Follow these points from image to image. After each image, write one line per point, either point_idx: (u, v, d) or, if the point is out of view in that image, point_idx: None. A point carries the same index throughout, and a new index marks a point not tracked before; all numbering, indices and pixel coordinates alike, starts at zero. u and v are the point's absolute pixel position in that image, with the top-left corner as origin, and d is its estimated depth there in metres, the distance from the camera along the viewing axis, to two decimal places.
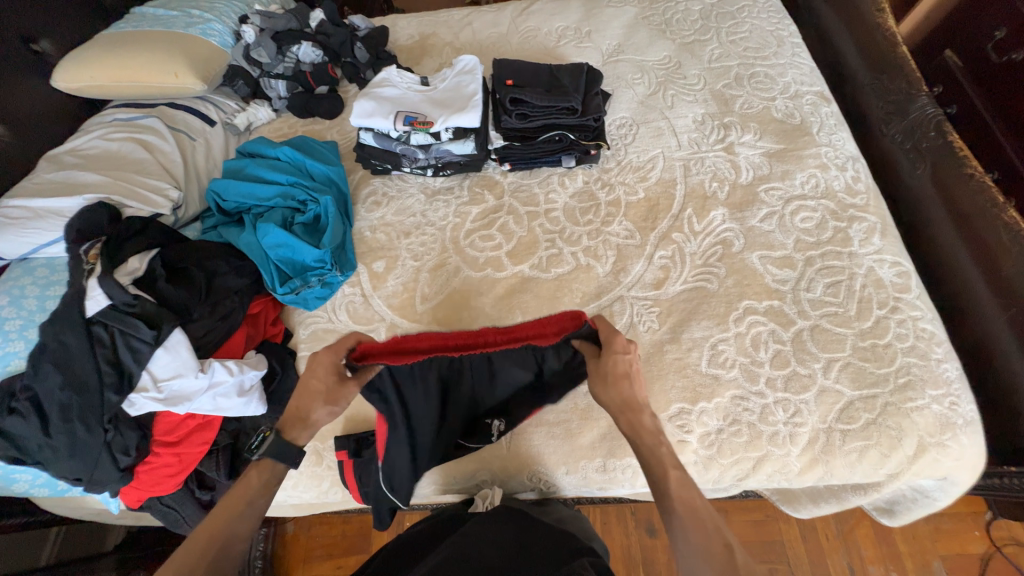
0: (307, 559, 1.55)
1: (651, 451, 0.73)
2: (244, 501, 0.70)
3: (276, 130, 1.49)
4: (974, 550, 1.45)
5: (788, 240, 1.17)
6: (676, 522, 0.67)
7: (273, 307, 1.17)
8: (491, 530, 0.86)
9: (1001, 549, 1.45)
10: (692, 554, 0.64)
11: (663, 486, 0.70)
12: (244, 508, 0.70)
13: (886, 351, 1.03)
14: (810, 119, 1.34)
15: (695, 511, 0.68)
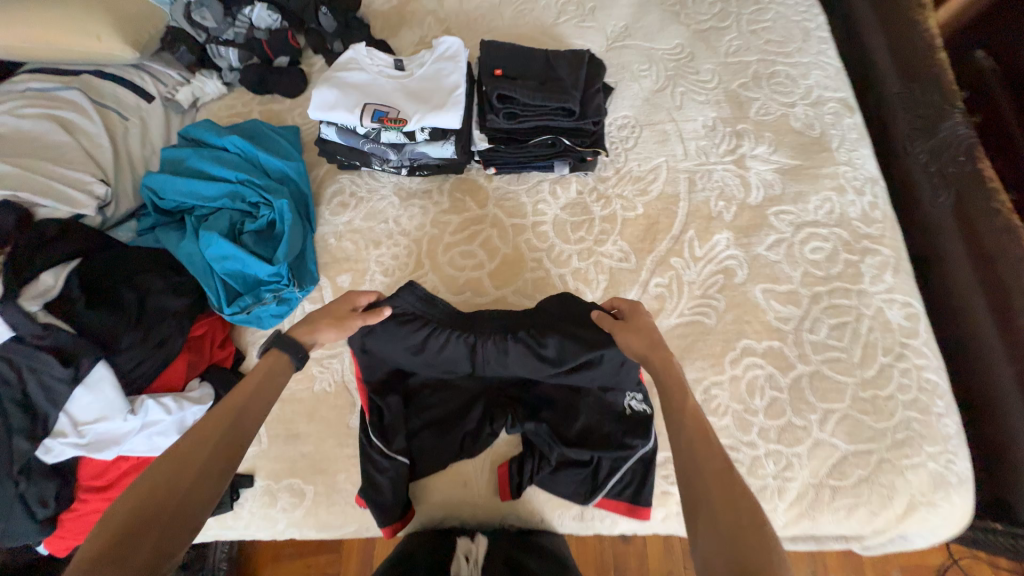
0: (275, 559, 1.44)
1: (669, 375, 0.74)
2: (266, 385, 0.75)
3: (228, 109, 1.30)
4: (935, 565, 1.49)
5: (795, 273, 1.07)
6: (684, 432, 0.66)
7: (221, 327, 1.04)
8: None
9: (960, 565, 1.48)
10: (693, 465, 0.63)
11: (678, 402, 0.70)
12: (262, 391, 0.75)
13: (887, 404, 0.96)
14: (830, 132, 1.21)
15: (707, 447, 0.64)
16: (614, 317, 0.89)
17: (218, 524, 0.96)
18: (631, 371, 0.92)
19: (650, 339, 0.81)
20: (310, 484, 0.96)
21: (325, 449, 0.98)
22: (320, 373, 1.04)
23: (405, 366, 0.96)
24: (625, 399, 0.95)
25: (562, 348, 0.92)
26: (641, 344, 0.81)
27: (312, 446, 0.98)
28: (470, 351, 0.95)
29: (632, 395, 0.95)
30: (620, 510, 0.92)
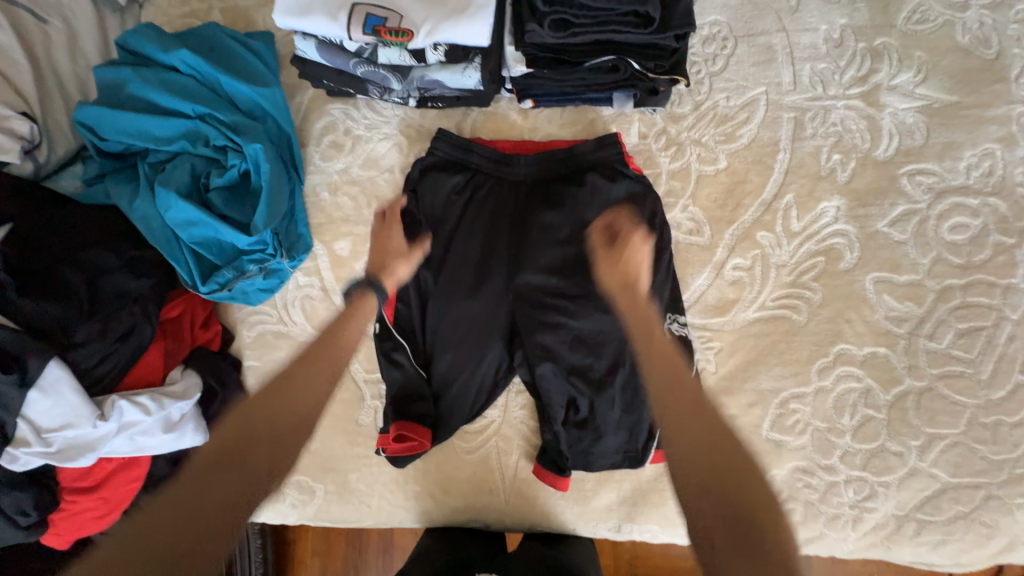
0: None
1: (628, 263, 0.70)
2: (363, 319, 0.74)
3: (177, 5, 0.98)
4: None
5: (923, 260, 0.82)
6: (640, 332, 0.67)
7: (200, 305, 0.86)
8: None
9: None
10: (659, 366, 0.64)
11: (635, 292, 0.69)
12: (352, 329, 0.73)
13: (1012, 434, 0.78)
14: (1012, 49, 0.85)
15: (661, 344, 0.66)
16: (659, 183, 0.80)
17: None
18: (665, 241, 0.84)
19: (622, 278, 0.69)
20: (320, 483, 0.87)
21: (332, 447, 0.87)
22: None
23: (435, 221, 0.87)
24: (665, 324, 0.82)
25: (598, 188, 0.85)
26: (616, 277, 0.70)
27: (319, 442, 0.87)
28: (507, 200, 0.87)
29: (674, 319, 0.82)
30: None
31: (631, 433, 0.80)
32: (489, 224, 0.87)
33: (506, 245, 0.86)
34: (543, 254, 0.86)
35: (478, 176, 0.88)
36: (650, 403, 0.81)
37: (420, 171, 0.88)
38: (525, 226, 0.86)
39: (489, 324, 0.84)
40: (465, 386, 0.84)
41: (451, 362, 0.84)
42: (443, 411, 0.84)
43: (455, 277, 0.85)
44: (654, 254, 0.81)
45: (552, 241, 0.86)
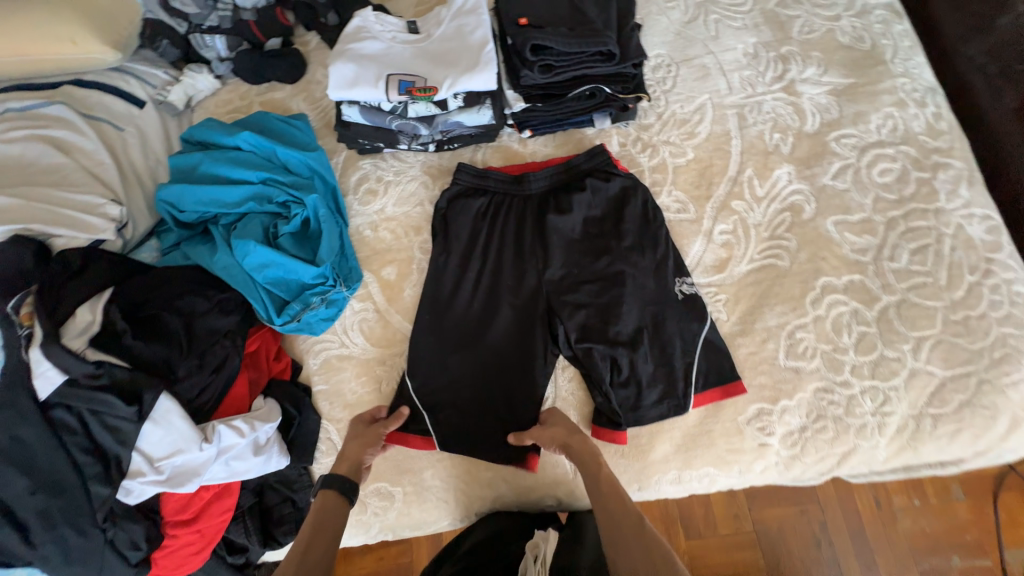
0: (347, 557, 1.31)
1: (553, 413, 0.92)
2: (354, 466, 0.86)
3: (226, 105, 1.20)
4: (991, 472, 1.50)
5: (866, 200, 1.01)
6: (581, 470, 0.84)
7: (272, 340, 0.98)
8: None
9: (1016, 470, 1.48)
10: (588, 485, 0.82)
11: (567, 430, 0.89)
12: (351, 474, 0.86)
13: (980, 324, 0.92)
14: (882, 42, 1.12)
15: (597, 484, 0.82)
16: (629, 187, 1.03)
17: None
18: (658, 220, 1.02)
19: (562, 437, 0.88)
20: (397, 485, 0.93)
21: (405, 449, 0.94)
22: (385, 373, 0.98)
23: (468, 240, 1.04)
24: (676, 286, 0.97)
25: (596, 191, 1.04)
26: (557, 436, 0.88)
27: (392, 446, 0.95)
28: (524, 213, 1.04)
29: (682, 281, 0.98)
30: (717, 397, 0.92)
31: (671, 381, 0.93)
32: (513, 235, 1.04)
33: (530, 250, 1.02)
34: (563, 253, 1.02)
35: (496, 198, 1.06)
36: (681, 354, 0.94)
37: (449, 201, 1.06)
38: (544, 232, 1.03)
39: (529, 318, 0.99)
40: (519, 373, 0.96)
41: (503, 355, 0.97)
42: (504, 396, 0.95)
43: (493, 284, 1.01)
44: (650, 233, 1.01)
45: (567, 241, 1.02)
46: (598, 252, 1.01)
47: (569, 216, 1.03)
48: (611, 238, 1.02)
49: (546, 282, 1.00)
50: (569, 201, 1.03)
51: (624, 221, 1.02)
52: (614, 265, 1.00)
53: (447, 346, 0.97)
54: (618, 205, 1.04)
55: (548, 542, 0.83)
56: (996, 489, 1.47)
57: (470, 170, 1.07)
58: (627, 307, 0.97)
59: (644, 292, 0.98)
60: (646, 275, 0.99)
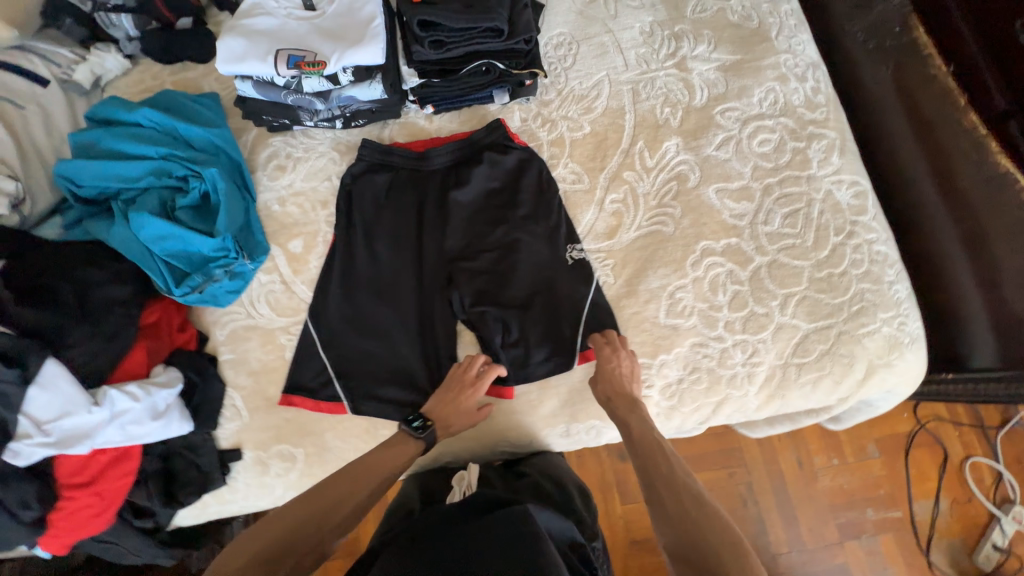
0: None
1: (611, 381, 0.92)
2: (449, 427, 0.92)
3: (136, 84, 1.20)
4: (903, 430, 1.55)
5: (745, 168, 1.07)
6: (632, 419, 0.89)
7: (176, 312, 1.01)
8: (450, 509, 0.77)
9: (925, 427, 1.55)
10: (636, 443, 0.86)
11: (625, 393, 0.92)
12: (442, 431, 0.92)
13: (842, 280, 1.00)
14: (768, 20, 1.18)
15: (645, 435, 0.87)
16: (522, 162, 1.08)
17: (217, 499, 0.98)
18: (552, 191, 1.07)
19: (606, 394, 0.92)
20: (299, 447, 0.97)
21: (307, 413, 0.98)
22: (289, 342, 1.02)
23: (373, 213, 1.07)
24: (567, 252, 1.03)
25: (498, 164, 1.08)
26: (601, 395, 0.93)
27: (293, 411, 0.98)
28: (427, 185, 1.08)
29: (572, 247, 1.03)
30: None
31: (555, 341, 0.98)
32: (415, 207, 1.07)
33: (431, 222, 1.06)
34: (462, 222, 1.06)
35: (401, 172, 1.09)
36: (568, 314, 0.99)
37: (353, 176, 1.09)
38: (445, 205, 1.07)
39: (426, 284, 1.03)
40: (417, 338, 1.00)
41: (401, 320, 1.01)
42: (403, 359, 0.99)
43: (392, 253, 1.05)
44: (543, 203, 1.06)
45: (467, 212, 1.06)
46: (495, 221, 1.06)
47: (468, 188, 1.07)
48: (507, 208, 1.06)
49: (443, 249, 1.04)
50: (471, 173, 1.07)
51: (520, 191, 1.07)
52: (509, 235, 1.04)
53: (348, 313, 1.02)
54: (516, 177, 1.08)
55: (470, 474, 0.96)
56: (907, 446, 1.53)
57: (374, 146, 1.09)
58: (520, 272, 1.02)
59: (537, 258, 1.03)
60: (540, 243, 1.04)
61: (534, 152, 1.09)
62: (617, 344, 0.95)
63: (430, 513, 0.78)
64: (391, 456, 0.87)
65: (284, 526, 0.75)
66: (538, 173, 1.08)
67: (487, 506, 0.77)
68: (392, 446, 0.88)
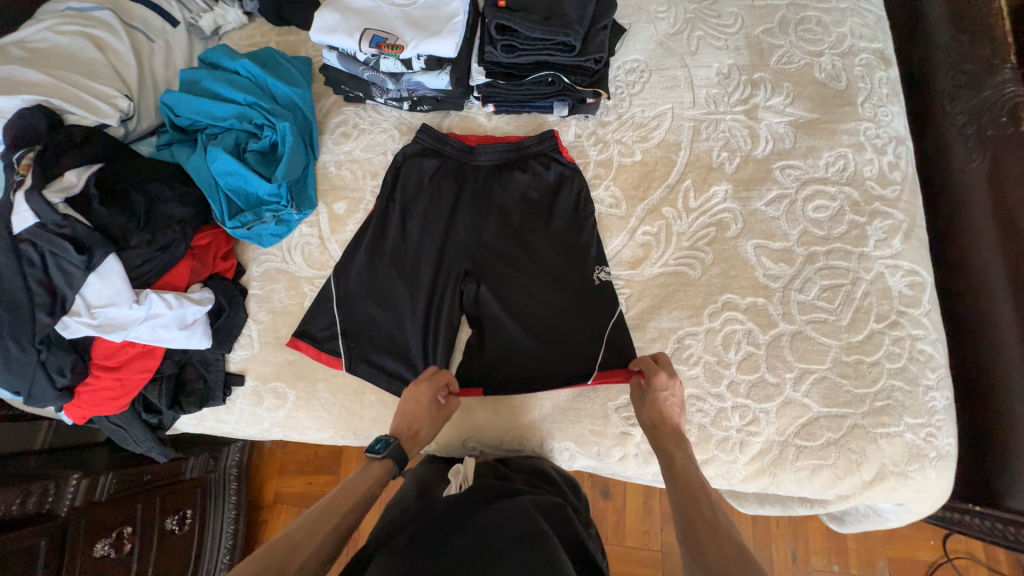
0: (281, 472, 1.58)
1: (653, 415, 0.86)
2: (352, 504, 0.78)
3: (247, 38, 1.35)
4: (924, 557, 1.37)
5: (792, 231, 1.02)
6: (678, 453, 0.80)
7: (224, 241, 1.12)
8: (446, 505, 0.77)
9: (952, 561, 1.36)
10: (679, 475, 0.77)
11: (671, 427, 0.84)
12: (346, 510, 0.77)
13: (870, 371, 0.92)
14: (858, 84, 1.12)
15: (688, 470, 0.77)
16: (562, 176, 1.10)
17: (214, 416, 1.08)
18: (588, 210, 1.08)
19: (652, 422, 0.86)
20: (292, 389, 1.04)
21: (308, 360, 1.06)
22: (311, 292, 1.10)
23: (415, 194, 1.13)
24: (594, 271, 1.03)
25: (542, 174, 1.11)
26: (646, 421, 0.87)
27: (297, 354, 1.06)
28: (471, 179, 1.13)
29: (601, 268, 1.03)
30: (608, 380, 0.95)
31: (549, 356, 0.99)
32: (453, 198, 1.12)
33: (464, 214, 1.10)
34: (494, 221, 1.09)
35: (449, 161, 1.14)
36: (568, 333, 1.00)
37: (406, 155, 1.15)
38: (482, 202, 1.11)
39: (445, 270, 1.07)
40: (421, 318, 1.04)
41: (414, 297, 1.06)
42: (405, 334, 1.04)
43: (422, 235, 1.10)
44: (576, 222, 1.07)
45: (501, 213, 1.10)
46: (524, 227, 1.08)
47: (506, 191, 1.11)
48: (539, 218, 1.09)
49: (470, 242, 1.08)
50: (512, 178, 1.11)
51: (556, 205, 1.09)
52: (533, 244, 1.06)
53: (367, 279, 1.08)
54: (555, 190, 1.10)
55: (468, 467, 0.92)
56: None
57: (430, 132, 1.15)
58: (536, 281, 1.04)
59: (553, 273, 1.04)
60: (559, 258, 1.05)
61: (578, 169, 1.11)
62: (663, 369, 0.89)
63: (426, 509, 0.77)
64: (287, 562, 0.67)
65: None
66: (575, 187, 1.09)
67: (485, 500, 0.78)
68: (279, 543, 0.69)
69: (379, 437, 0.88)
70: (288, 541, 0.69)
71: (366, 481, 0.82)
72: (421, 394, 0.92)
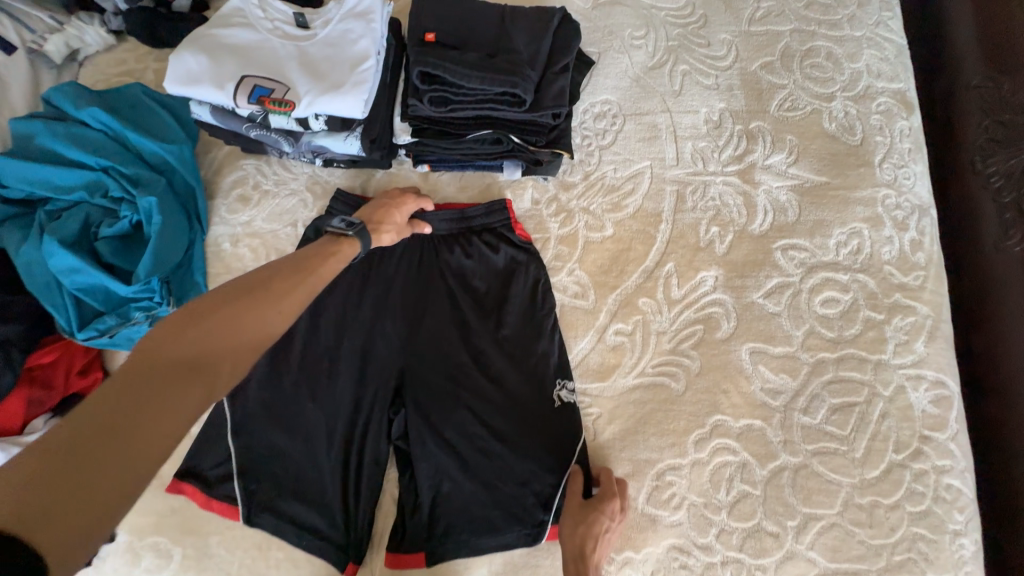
0: None
1: (576, 546, 0.74)
2: (294, 290, 0.67)
3: (115, 65, 1.06)
4: None
5: (796, 332, 0.83)
6: None
7: (81, 353, 0.87)
8: None
9: None
10: None
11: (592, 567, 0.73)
12: (279, 301, 0.65)
13: (887, 517, 0.76)
14: (874, 138, 0.91)
15: None
16: (514, 259, 0.88)
17: None
18: (546, 303, 0.86)
19: (579, 549, 0.74)
20: (178, 545, 0.83)
21: (199, 507, 0.85)
22: None
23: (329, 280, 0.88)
24: (554, 389, 0.82)
25: (487, 256, 0.88)
26: (571, 548, 0.75)
27: (183, 500, 0.85)
28: (399, 263, 0.88)
29: (562, 384, 0.82)
30: None
31: (495, 503, 0.80)
32: (376, 287, 0.87)
33: (391, 310, 0.87)
34: (430, 317, 0.86)
35: None
36: (518, 473, 0.80)
37: (318, 226, 0.89)
38: (414, 292, 0.87)
39: (368, 386, 0.85)
40: (339, 449, 0.83)
41: (326, 423, 0.83)
42: (318, 473, 0.82)
43: (338, 337, 0.86)
44: (532, 321, 0.85)
45: (438, 308, 0.87)
46: (468, 326, 0.86)
47: (445, 279, 0.88)
48: (488, 314, 0.86)
49: (400, 348, 0.86)
50: (453, 260, 0.88)
51: (508, 297, 0.87)
52: (477, 350, 0.85)
53: (264, 398, 0.83)
54: (507, 279, 0.87)
55: None
56: None
57: (349, 199, 0.90)
58: (482, 401, 0.83)
59: (502, 390, 0.83)
60: (510, 370, 0.83)
61: (535, 249, 0.89)
62: (618, 497, 0.77)
63: None
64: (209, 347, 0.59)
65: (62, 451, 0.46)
66: (529, 273, 0.87)
67: None
68: (201, 317, 0.60)
69: (347, 218, 0.79)
70: (212, 317, 0.60)
71: (321, 271, 0.71)
72: (405, 205, 0.85)
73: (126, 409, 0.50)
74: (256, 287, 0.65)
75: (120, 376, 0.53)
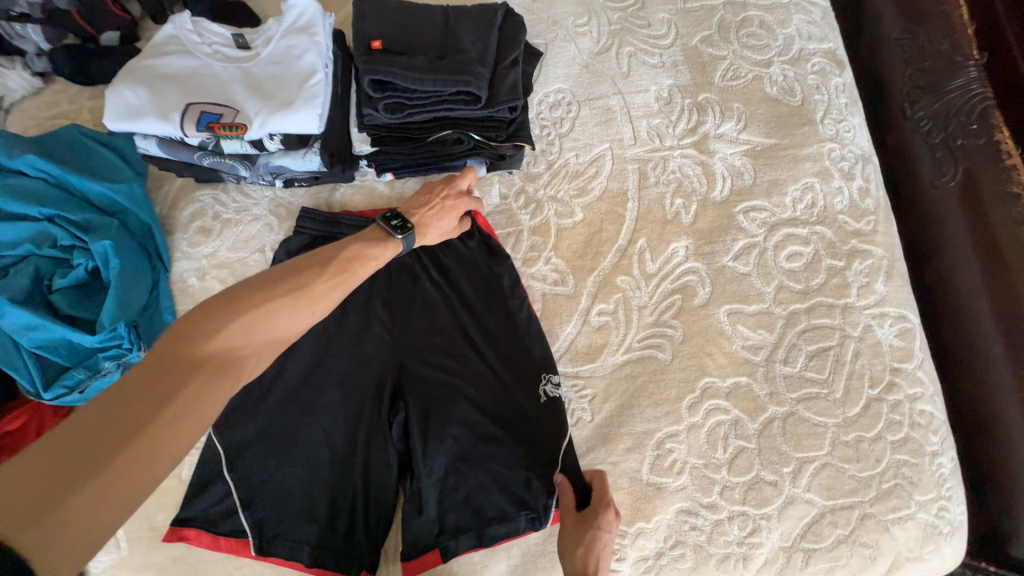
0: None
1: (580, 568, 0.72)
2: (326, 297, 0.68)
3: (45, 108, 1.00)
4: None
5: (767, 289, 0.87)
6: None
7: (50, 415, 0.83)
8: None
9: None
10: None
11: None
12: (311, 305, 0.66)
13: (872, 449, 0.80)
14: (814, 96, 0.96)
15: None
16: (490, 256, 0.88)
17: None
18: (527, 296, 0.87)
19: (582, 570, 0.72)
20: None
21: (202, 552, 0.82)
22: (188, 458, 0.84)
23: None
24: (539, 386, 0.82)
25: (462, 258, 0.88)
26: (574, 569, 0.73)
27: (183, 547, 0.82)
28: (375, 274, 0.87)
29: (546, 380, 0.82)
30: None
31: (502, 499, 0.80)
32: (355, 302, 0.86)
33: (374, 323, 0.86)
34: (415, 323, 0.86)
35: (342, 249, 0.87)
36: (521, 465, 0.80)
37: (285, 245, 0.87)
38: (395, 300, 0.87)
39: (360, 402, 0.83)
40: (337, 471, 0.81)
41: (321, 446, 0.81)
42: (320, 498, 0.80)
43: (323, 358, 0.84)
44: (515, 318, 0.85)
45: (422, 313, 0.86)
46: (455, 326, 0.86)
47: (424, 284, 0.87)
48: (473, 313, 0.86)
49: (389, 359, 0.85)
50: (428, 265, 0.88)
51: (489, 293, 0.87)
52: (465, 346, 0.85)
53: (253, 430, 0.81)
54: (485, 278, 0.87)
55: None
56: None
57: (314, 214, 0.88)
58: (479, 398, 0.83)
59: (496, 386, 0.83)
60: (501, 366, 0.84)
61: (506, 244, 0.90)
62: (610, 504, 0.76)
63: None
64: (235, 346, 0.59)
65: (81, 449, 0.47)
66: (506, 266, 0.87)
67: None
68: (236, 306, 0.60)
69: (396, 216, 0.79)
70: (242, 317, 0.60)
71: (359, 272, 0.72)
72: (450, 209, 0.83)
73: (149, 407, 0.50)
74: (294, 284, 0.66)
75: (143, 371, 0.53)
